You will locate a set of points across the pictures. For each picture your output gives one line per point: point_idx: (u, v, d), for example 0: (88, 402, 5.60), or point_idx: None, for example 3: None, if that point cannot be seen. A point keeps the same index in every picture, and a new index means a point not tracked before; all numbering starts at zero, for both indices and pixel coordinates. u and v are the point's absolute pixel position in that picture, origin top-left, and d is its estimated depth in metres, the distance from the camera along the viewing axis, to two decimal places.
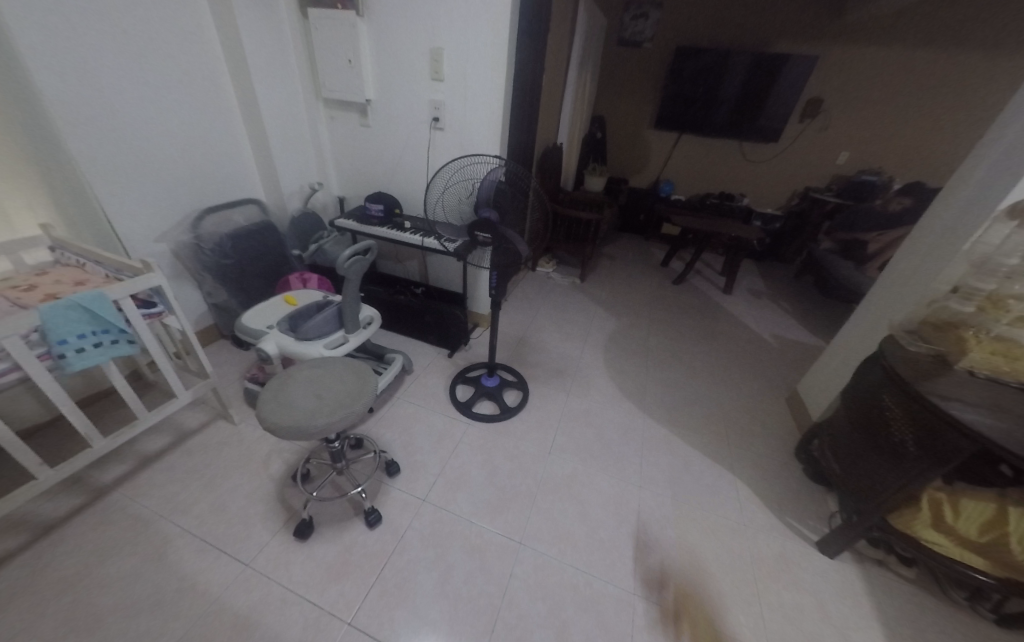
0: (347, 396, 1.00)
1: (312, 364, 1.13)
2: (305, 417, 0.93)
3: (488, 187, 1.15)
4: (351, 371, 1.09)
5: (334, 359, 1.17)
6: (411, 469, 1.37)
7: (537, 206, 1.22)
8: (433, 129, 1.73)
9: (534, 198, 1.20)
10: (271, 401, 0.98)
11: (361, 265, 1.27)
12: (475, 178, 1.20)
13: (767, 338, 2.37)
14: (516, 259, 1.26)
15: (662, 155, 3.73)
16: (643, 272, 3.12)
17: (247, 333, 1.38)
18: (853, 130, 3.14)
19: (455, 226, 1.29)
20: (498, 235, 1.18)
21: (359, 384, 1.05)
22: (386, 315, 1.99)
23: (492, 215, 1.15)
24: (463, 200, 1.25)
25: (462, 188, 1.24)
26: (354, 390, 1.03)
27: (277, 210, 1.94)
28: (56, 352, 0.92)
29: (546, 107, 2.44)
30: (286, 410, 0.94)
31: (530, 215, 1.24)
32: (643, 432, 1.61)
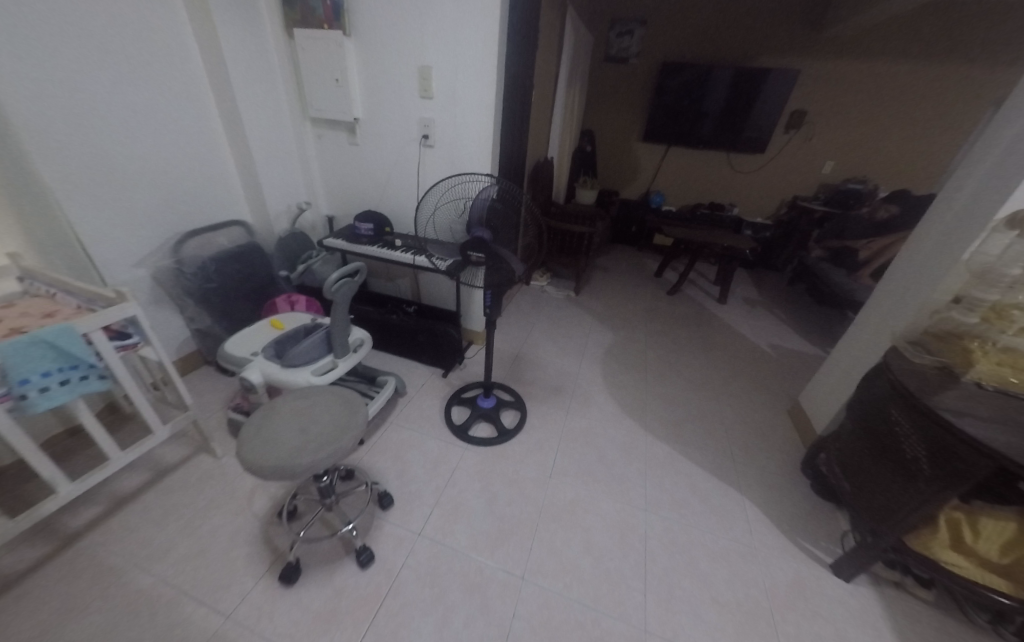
0: (336, 429, 0.94)
1: (297, 394, 1.06)
2: (291, 455, 0.87)
3: (480, 206, 1.11)
4: (340, 402, 1.03)
5: (323, 387, 1.11)
6: (406, 501, 1.30)
7: (530, 225, 1.18)
8: (423, 146, 1.71)
9: (527, 217, 1.17)
10: (254, 437, 0.91)
11: (350, 288, 1.22)
12: (466, 197, 1.17)
13: (764, 348, 2.35)
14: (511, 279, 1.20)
15: (651, 167, 3.76)
16: (637, 283, 3.10)
17: (232, 362, 1.31)
18: (837, 139, 3.20)
19: (447, 247, 1.25)
20: (492, 255, 1.13)
21: (350, 415, 0.99)
22: (378, 335, 1.94)
23: (485, 235, 1.11)
24: (455, 220, 1.22)
25: (454, 207, 1.21)
26: (344, 422, 0.97)
27: (264, 230, 1.89)
28: (17, 393, 0.85)
29: (536, 122, 2.44)
30: (272, 448, 0.88)
31: (523, 234, 1.20)
32: (646, 451, 1.56)
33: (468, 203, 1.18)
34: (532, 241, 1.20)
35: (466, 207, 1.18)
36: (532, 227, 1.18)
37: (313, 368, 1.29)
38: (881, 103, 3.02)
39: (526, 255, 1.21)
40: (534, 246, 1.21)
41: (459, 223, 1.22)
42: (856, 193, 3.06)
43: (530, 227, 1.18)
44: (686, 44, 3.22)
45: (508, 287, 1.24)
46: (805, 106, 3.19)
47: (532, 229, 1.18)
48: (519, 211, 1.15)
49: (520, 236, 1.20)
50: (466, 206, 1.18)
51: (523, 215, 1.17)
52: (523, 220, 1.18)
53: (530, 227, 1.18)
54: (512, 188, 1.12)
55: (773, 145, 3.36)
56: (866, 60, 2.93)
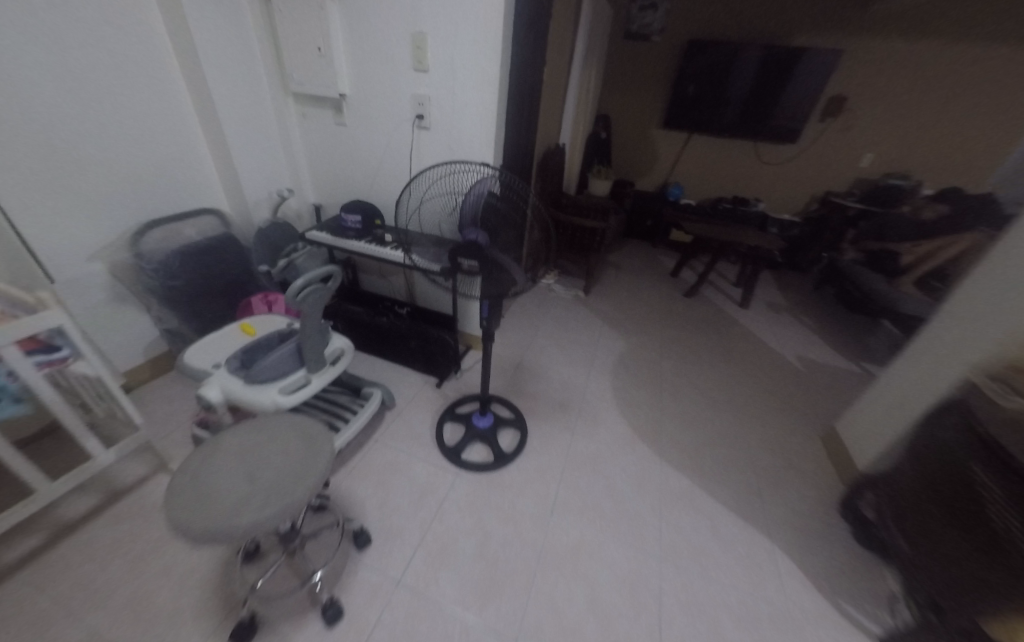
0: (289, 478, 0.76)
1: (253, 425, 0.88)
2: (226, 514, 0.69)
3: (473, 204, 0.91)
4: (299, 439, 0.85)
5: (283, 416, 0.93)
6: (386, 539, 1.14)
7: (537, 222, 0.98)
8: (417, 128, 1.50)
9: (534, 212, 0.96)
10: (190, 488, 0.74)
11: (322, 294, 1.04)
12: (458, 192, 0.98)
13: (791, 361, 2.15)
14: (510, 289, 0.99)
15: (671, 157, 3.49)
16: (651, 283, 2.88)
17: (189, 374, 1.13)
18: (879, 129, 2.91)
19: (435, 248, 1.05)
20: (487, 263, 0.94)
21: (311, 458, 0.82)
22: (366, 338, 1.76)
23: (480, 239, 0.91)
24: (445, 217, 1.04)
25: (444, 203, 1.02)
26: (303, 468, 0.79)
27: (242, 219, 1.70)
28: None
29: (548, 103, 2.20)
30: (206, 503, 0.71)
31: (529, 233, 0.99)
32: (661, 482, 1.39)
33: (460, 199, 0.98)
34: (538, 240, 1.00)
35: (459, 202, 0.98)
36: (540, 226, 0.98)
37: (282, 384, 1.12)
38: (931, 89, 2.72)
39: (531, 256, 1.03)
40: (542, 247, 1.01)
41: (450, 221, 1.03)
42: (899, 192, 2.78)
43: (538, 225, 0.98)
44: (717, 20, 2.92)
45: (508, 298, 1.03)
46: (846, 91, 2.89)
47: (540, 226, 0.98)
48: (525, 206, 0.94)
49: (524, 236, 0.99)
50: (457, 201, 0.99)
51: (530, 209, 0.95)
52: (529, 215, 0.96)
53: (538, 225, 0.98)
54: (514, 180, 0.92)
55: (806, 135, 3.07)
56: (920, 40, 2.63)
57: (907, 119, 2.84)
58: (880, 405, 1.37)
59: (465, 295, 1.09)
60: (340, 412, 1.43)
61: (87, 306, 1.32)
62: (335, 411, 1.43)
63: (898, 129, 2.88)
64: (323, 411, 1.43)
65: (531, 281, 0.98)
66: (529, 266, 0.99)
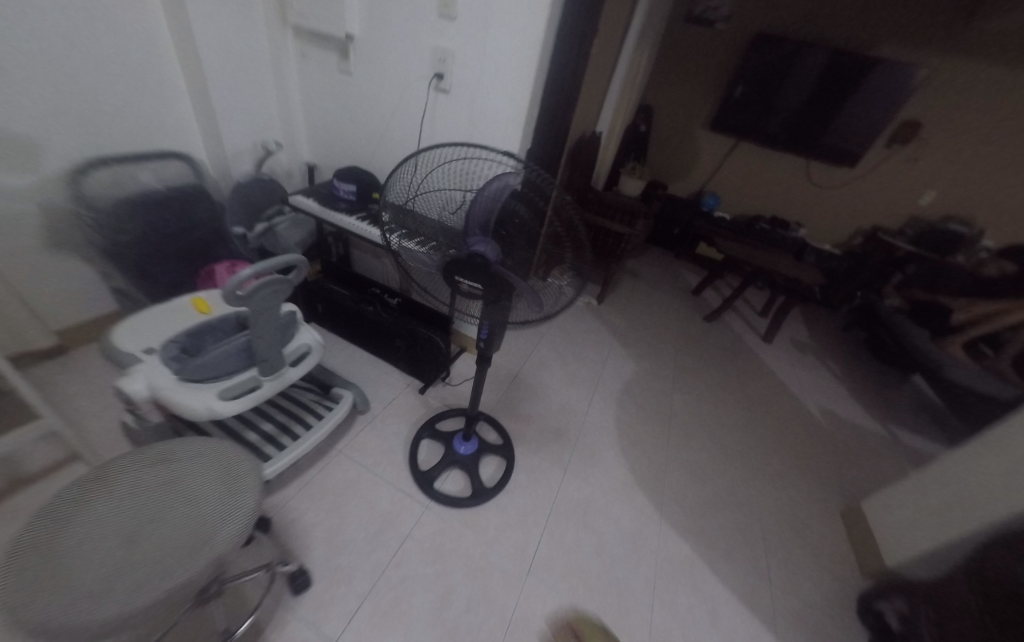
0: (187, 548, 0.57)
1: (163, 454, 0.68)
2: (82, 602, 0.50)
3: (489, 204, 0.68)
4: (217, 484, 0.65)
5: (206, 444, 0.71)
6: (331, 581, 0.97)
7: (571, 239, 0.67)
8: (434, 89, 1.24)
9: (567, 226, 0.67)
10: (46, 549, 0.54)
11: (279, 289, 0.82)
12: (469, 184, 0.75)
13: (813, 412, 1.94)
14: (515, 314, 0.82)
15: (712, 163, 3.19)
16: (671, 299, 2.64)
17: (113, 357, 0.92)
18: (949, 166, 2.61)
19: (429, 248, 0.81)
20: (493, 283, 0.73)
21: (220, 520, 0.61)
22: (349, 326, 1.55)
23: (489, 251, 0.71)
24: (446, 211, 0.79)
25: (447, 194, 0.77)
26: (205, 534, 0.58)
27: (219, 168, 1.46)
28: None
29: (591, 82, 1.91)
30: (60, 579, 0.51)
31: (557, 254, 0.71)
32: (657, 547, 1.21)
33: (471, 192, 0.76)
34: (568, 267, 0.71)
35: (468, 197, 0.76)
36: (574, 247, 0.68)
37: (220, 388, 0.91)
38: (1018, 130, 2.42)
39: (555, 284, 0.74)
40: (573, 275, 0.72)
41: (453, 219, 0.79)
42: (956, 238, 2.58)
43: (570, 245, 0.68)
44: (795, 14, 2.56)
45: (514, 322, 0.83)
46: (921, 118, 2.57)
47: (575, 248, 0.68)
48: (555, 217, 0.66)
49: (549, 255, 0.72)
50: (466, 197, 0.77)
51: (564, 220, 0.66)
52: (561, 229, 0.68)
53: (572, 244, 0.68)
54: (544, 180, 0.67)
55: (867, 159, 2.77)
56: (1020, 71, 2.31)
57: (982, 159, 2.54)
58: (924, 497, 1.19)
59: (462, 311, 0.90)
60: (302, 415, 1.23)
61: (13, 251, 1.10)
62: (297, 413, 1.23)
63: (970, 169, 2.59)
64: (283, 411, 1.24)
65: (548, 309, 0.77)
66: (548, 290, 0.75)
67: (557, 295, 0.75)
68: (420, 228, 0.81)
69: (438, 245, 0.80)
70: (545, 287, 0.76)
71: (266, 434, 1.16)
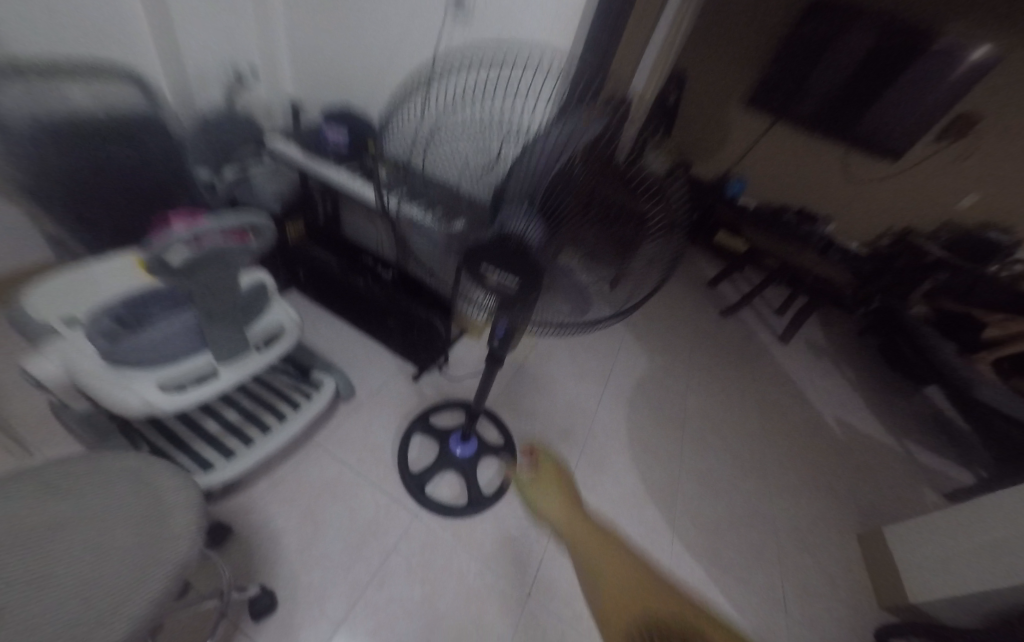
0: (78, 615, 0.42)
1: (74, 475, 0.53)
2: None
3: (538, 163, 0.44)
4: (133, 525, 0.50)
5: (126, 459, 0.57)
6: (301, 604, 0.83)
7: (655, 215, 0.42)
8: (453, 11, 0.98)
9: (650, 195, 0.41)
10: None
11: (233, 260, 0.60)
12: (513, 133, 0.50)
13: (829, 422, 1.84)
14: (547, 313, 0.60)
15: (744, 143, 2.91)
16: (686, 290, 2.47)
17: (23, 328, 0.72)
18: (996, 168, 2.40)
19: (448, 219, 0.59)
20: (532, 273, 0.53)
21: (167, 541, 0.50)
22: (335, 298, 1.35)
23: (533, 231, 0.48)
24: (472, 166, 0.54)
25: (474, 142, 0.52)
26: (156, 559, 0.48)
27: (181, 94, 1.19)
28: None
29: (633, 33, 1.63)
30: None
31: (626, 239, 0.46)
32: (668, 571, 1.10)
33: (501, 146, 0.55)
34: (645, 257, 0.46)
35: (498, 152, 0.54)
36: (658, 227, 0.43)
37: (161, 377, 0.73)
38: None
39: (620, 280, 0.51)
40: (650, 268, 0.48)
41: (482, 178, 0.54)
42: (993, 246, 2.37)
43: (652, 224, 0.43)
44: None
45: (542, 325, 0.62)
46: (982, 110, 2.32)
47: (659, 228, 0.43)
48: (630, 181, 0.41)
49: (612, 242, 0.47)
50: (511, 150, 0.50)
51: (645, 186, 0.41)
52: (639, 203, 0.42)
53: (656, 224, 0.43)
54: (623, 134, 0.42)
55: (911, 153, 2.53)
56: None
57: None
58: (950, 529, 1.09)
59: (472, 302, 0.66)
60: (274, 402, 1.06)
61: None
62: (268, 400, 1.06)
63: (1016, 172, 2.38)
64: (252, 395, 1.06)
65: (602, 316, 0.54)
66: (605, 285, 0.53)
67: (622, 295, 0.52)
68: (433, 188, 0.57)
69: (456, 214, 0.57)
70: (604, 284, 0.52)
71: (229, 423, 0.99)
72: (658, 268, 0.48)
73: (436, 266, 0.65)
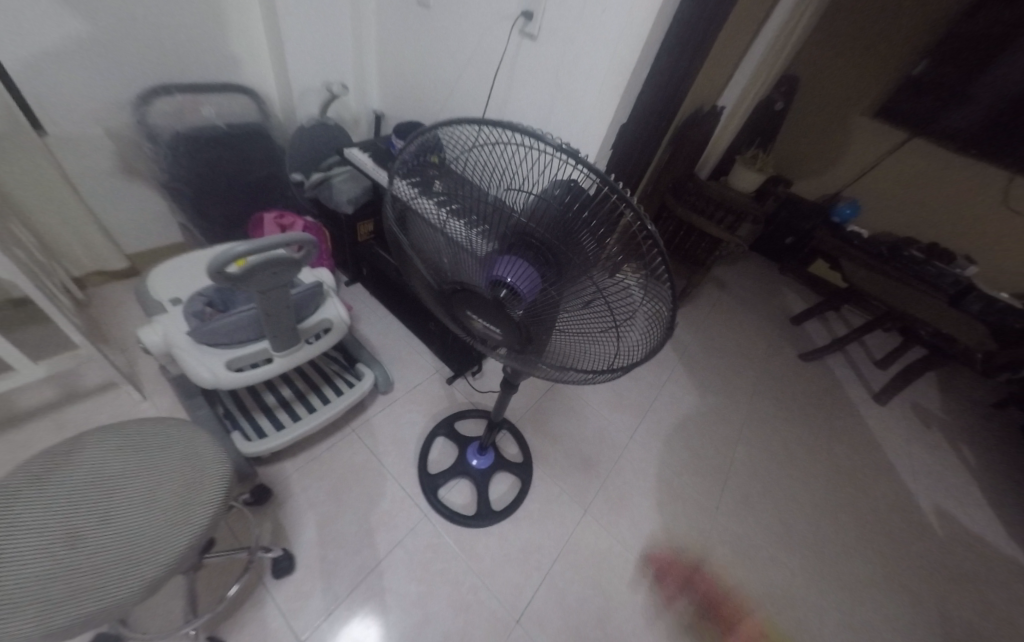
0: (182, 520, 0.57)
1: (165, 430, 0.65)
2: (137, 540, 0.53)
3: (542, 253, 0.45)
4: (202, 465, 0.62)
5: (174, 427, 0.65)
6: (313, 574, 0.93)
7: (577, 306, 0.47)
8: (520, 35, 1.00)
9: (578, 292, 0.46)
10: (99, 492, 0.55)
11: (285, 271, 0.68)
12: (545, 221, 0.42)
13: (927, 509, 1.50)
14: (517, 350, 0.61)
15: (862, 160, 2.32)
16: (762, 322, 2.19)
17: (143, 301, 0.91)
18: (907, 213, 2.30)
19: (479, 242, 0.51)
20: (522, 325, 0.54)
21: (188, 514, 0.57)
22: (390, 294, 1.45)
23: (524, 285, 0.48)
24: (485, 224, 0.49)
25: (528, 155, 0.41)
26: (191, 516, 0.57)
27: (286, 112, 1.38)
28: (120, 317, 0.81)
29: (719, 49, 1.50)
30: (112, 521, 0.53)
31: (547, 306, 0.49)
32: (673, 633, 1.01)
33: (513, 212, 0.45)
34: (593, 324, 0.49)
35: (505, 219, 0.46)
36: (576, 313, 0.48)
37: (228, 357, 0.85)
38: None
39: (569, 342, 0.54)
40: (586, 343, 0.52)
41: (526, 209, 0.43)
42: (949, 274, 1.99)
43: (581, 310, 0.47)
44: None
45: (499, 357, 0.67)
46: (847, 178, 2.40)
47: (583, 313, 0.47)
48: (570, 274, 0.44)
49: (547, 308, 0.50)
50: (582, 206, 0.39)
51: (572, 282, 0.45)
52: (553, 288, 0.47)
53: (568, 304, 0.48)
54: (601, 281, 0.43)
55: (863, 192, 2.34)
56: None
57: (993, 216, 2.09)
58: None
59: (460, 316, 0.66)
60: (320, 385, 1.19)
61: (88, 172, 1.11)
62: (317, 383, 1.19)
63: (937, 223, 2.24)
64: (305, 377, 1.20)
65: (548, 353, 0.58)
66: (568, 340, 0.55)
67: (593, 366, 0.55)
68: (477, 196, 0.47)
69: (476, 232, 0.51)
70: (553, 336, 0.55)
71: (283, 398, 1.14)
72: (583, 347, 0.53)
73: (441, 282, 0.63)
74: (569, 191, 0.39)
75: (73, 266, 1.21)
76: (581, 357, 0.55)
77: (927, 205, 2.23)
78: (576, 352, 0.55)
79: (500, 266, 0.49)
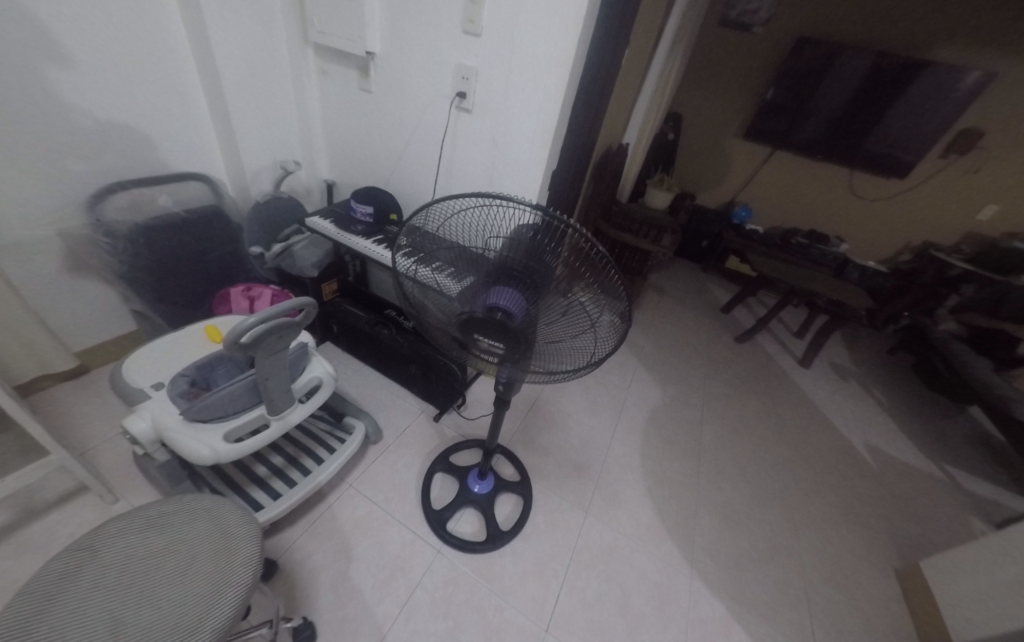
0: (223, 583, 0.57)
1: (184, 509, 0.65)
2: (182, 614, 0.53)
3: (520, 280, 0.58)
4: (230, 531, 0.63)
5: (192, 504, 0.66)
6: (336, 637, 0.91)
7: (556, 316, 0.60)
8: (456, 108, 1.19)
9: (555, 305, 0.59)
10: (131, 581, 0.56)
11: (288, 333, 0.75)
12: (520, 257, 0.56)
13: (860, 447, 1.76)
14: (513, 363, 0.73)
15: (744, 173, 2.81)
16: (699, 316, 2.49)
17: (123, 390, 0.90)
18: (786, 209, 2.79)
19: (469, 280, 0.64)
20: (514, 340, 0.66)
21: (228, 576, 0.58)
22: (364, 346, 1.50)
23: (512, 308, 0.61)
24: (473, 266, 0.62)
25: (499, 211, 0.55)
26: (230, 576, 0.58)
27: (238, 190, 1.44)
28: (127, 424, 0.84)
29: (615, 101, 1.82)
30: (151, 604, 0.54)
31: (532, 320, 0.62)
32: (685, 604, 1.10)
33: (494, 253, 0.59)
34: (570, 328, 0.62)
35: (487, 259, 0.59)
36: (555, 322, 0.61)
37: (226, 430, 0.87)
38: None
39: (555, 346, 0.67)
40: (568, 344, 0.65)
41: (505, 247, 0.56)
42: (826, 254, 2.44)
43: (559, 318, 0.60)
44: (836, 10, 2.18)
45: (496, 370, 0.79)
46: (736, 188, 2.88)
47: (562, 321, 0.61)
48: (545, 293, 0.58)
49: (532, 322, 0.63)
50: (545, 242, 0.53)
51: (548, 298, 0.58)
52: (534, 305, 0.60)
53: (548, 316, 0.61)
54: (570, 293, 0.56)
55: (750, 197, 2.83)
56: None
57: (846, 204, 2.62)
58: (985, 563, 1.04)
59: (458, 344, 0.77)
60: (311, 447, 1.19)
61: (34, 274, 1.09)
62: (307, 445, 1.19)
63: (810, 214, 2.75)
64: (294, 442, 1.20)
65: (540, 359, 0.71)
66: (553, 346, 0.67)
67: (574, 362, 0.68)
68: (462, 246, 0.61)
69: (467, 270, 0.63)
70: (542, 344, 0.68)
71: (275, 467, 1.12)
72: (566, 348, 0.66)
73: (438, 318, 0.75)
74: (534, 232, 0.53)
75: (16, 374, 1.14)
76: (566, 357, 0.68)
77: (799, 201, 2.74)
78: (561, 353, 0.68)
79: (490, 296, 0.62)
